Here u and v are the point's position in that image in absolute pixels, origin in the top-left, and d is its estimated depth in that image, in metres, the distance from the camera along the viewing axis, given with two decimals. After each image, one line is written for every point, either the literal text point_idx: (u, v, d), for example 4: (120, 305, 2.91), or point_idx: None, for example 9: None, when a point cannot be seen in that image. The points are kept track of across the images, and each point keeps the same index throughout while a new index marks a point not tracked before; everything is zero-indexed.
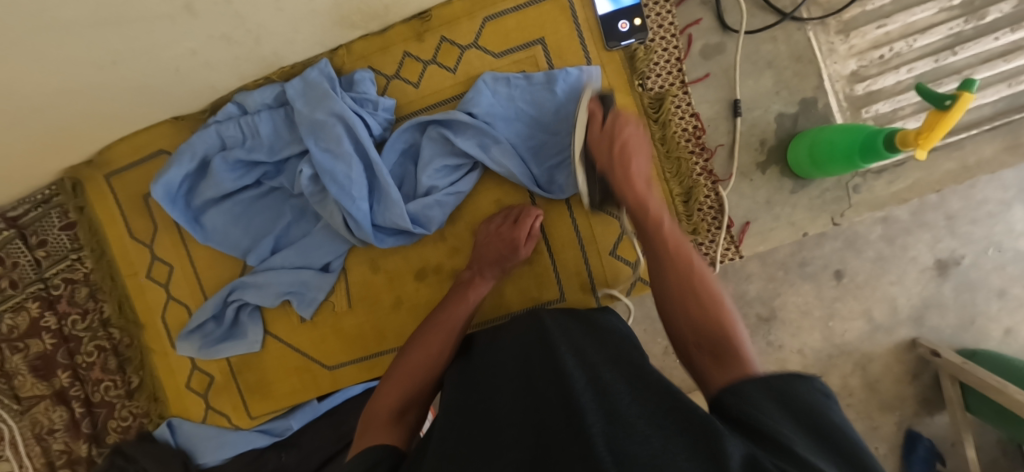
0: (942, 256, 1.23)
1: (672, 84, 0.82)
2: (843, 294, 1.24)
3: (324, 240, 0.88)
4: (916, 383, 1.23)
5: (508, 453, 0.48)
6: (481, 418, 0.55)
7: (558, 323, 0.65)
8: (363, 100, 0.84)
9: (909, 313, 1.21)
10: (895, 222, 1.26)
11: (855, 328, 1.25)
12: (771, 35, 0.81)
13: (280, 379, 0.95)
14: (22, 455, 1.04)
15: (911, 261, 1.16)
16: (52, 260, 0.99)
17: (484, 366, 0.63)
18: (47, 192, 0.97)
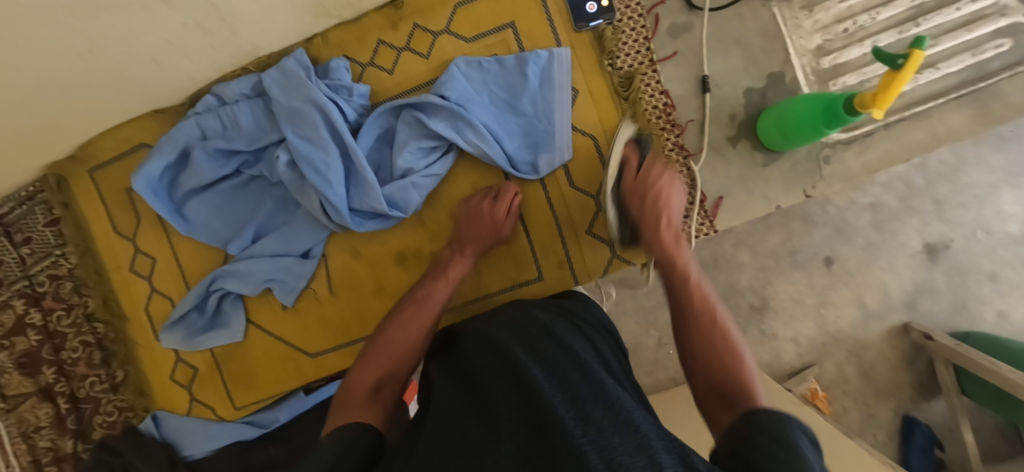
0: (932, 240, 1.31)
1: (641, 63, 0.83)
2: (835, 282, 1.33)
3: (304, 227, 0.89)
4: (912, 369, 1.34)
5: (503, 435, 0.48)
6: (473, 410, 0.54)
7: (546, 321, 0.67)
8: (338, 87, 0.85)
9: (900, 297, 1.33)
10: (883, 209, 1.30)
11: (848, 315, 1.34)
12: (736, 12, 0.83)
13: (264, 368, 0.96)
14: (8, 454, 1.03)
15: (901, 247, 1.31)
16: (37, 257, 1.00)
17: (471, 361, 0.62)
18: (31, 188, 0.98)
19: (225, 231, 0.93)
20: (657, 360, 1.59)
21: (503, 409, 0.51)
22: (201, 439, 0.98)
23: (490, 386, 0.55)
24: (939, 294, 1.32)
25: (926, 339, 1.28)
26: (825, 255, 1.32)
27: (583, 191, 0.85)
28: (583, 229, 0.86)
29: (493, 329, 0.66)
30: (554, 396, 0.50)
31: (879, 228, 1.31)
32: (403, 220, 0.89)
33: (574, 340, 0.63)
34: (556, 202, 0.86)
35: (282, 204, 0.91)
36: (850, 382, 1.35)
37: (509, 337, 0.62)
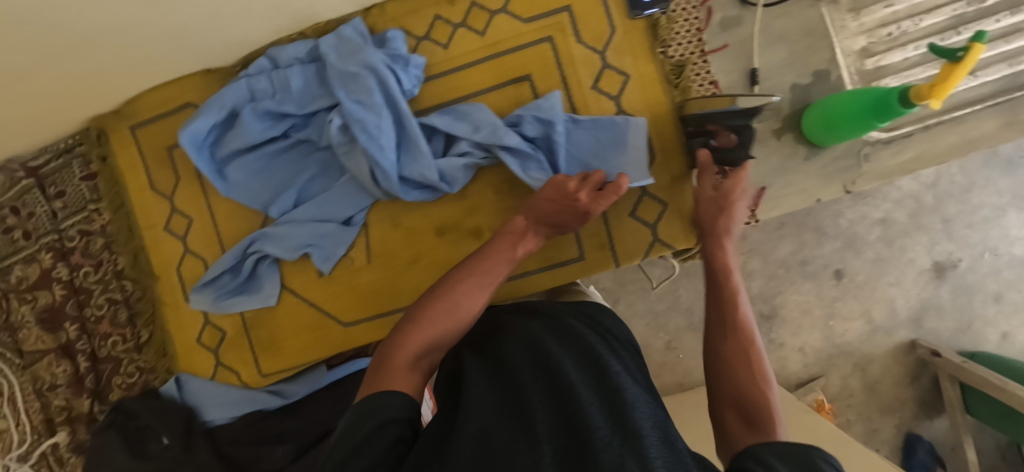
0: (940, 258, 1.34)
1: (692, 53, 0.85)
2: (844, 294, 1.35)
3: (347, 193, 0.89)
4: (917, 386, 1.36)
5: (541, 438, 0.47)
6: (510, 408, 0.52)
7: (580, 329, 0.66)
8: (395, 56, 0.85)
9: (907, 313, 1.36)
10: (893, 225, 1.33)
11: (856, 329, 1.36)
12: (785, 10, 0.84)
13: (292, 335, 0.95)
14: (20, 412, 1.02)
15: (910, 264, 1.34)
16: (70, 211, 1.00)
17: (504, 354, 0.61)
18: (69, 141, 0.98)
19: (265, 194, 0.92)
20: (665, 363, 1.60)
21: (538, 412, 0.50)
22: (225, 407, 0.97)
23: (526, 385, 0.54)
24: (945, 313, 1.35)
25: (933, 355, 1.30)
26: (836, 267, 1.34)
27: None
28: (626, 211, 0.87)
29: (526, 331, 0.65)
30: (596, 403, 0.49)
31: (889, 244, 1.33)
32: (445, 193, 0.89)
33: (606, 347, 0.62)
34: None
35: (326, 170, 0.91)
36: (854, 395, 1.37)
37: (545, 340, 0.61)
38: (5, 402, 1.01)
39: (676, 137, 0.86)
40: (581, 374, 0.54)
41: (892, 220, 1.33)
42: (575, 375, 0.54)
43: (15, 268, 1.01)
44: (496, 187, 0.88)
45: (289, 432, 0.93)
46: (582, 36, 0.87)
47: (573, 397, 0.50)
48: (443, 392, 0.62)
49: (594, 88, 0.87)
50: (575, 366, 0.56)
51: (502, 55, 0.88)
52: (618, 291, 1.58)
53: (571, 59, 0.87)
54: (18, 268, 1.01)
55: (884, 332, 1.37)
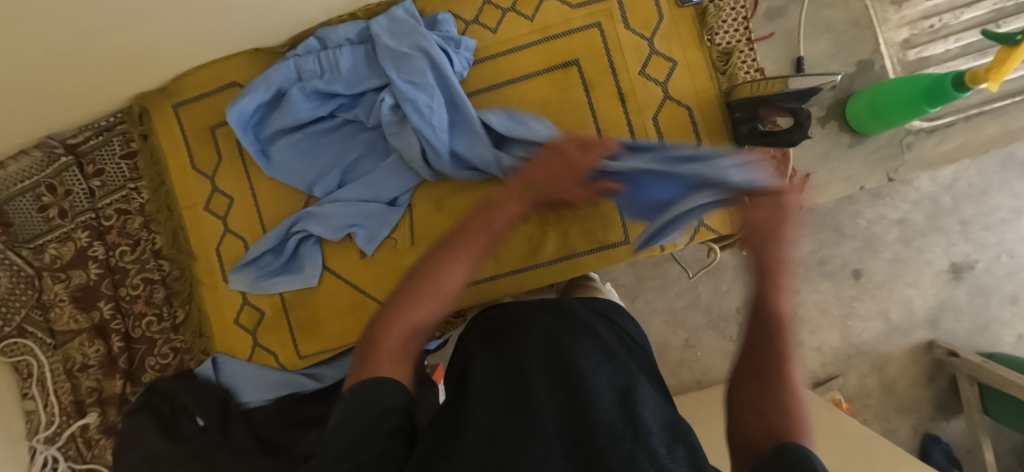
0: (957, 260, 1.33)
1: (739, 40, 0.86)
2: (862, 294, 1.35)
3: (392, 174, 0.89)
4: (933, 387, 1.34)
5: (548, 436, 0.48)
6: (519, 400, 0.53)
7: (583, 313, 0.67)
8: (447, 37, 0.87)
9: (924, 314, 1.34)
10: (911, 225, 1.31)
11: (873, 329, 1.35)
12: (830, 1, 0.86)
13: (332, 317, 0.95)
14: (49, 392, 1.01)
15: (926, 264, 1.34)
16: (108, 190, 0.99)
17: (513, 344, 0.61)
18: (111, 119, 0.98)
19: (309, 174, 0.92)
20: (682, 360, 1.51)
21: (549, 412, 0.51)
22: (263, 390, 0.96)
23: (534, 376, 0.55)
24: (961, 314, 1.34)
25: (950, 355, 1.29)
26: (854, 267, 1.34)
27: None
28: None
29: (534, 320, 0.65)
30: (607, 400, 0.51)
31: (906, 244, 1.32)
32: (493, 175, 0.89)
33: (614, 338, 0.63)
34: None
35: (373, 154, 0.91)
36: (871, 395, 1.35)
37: (554, 331, 0.61)
38: (35, 382, 1.00)
39: (723, 123, 0.87)
40: (583, 364, 0.56)
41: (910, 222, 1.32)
42: (581, 369, 0.55)
43: (50, 247, 1.00)
44: None
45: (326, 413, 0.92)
46: (630, 22, 0.88)
47: (585, 398, 0.51)
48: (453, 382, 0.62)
49: (641, 74, 0.88)
50: (576, 354, 0.57)
51: (552, 40, 0.89)
52: (636, 288, 1.51)
53: (619, 45, 0.88)
54: (53, 247, 1.00)
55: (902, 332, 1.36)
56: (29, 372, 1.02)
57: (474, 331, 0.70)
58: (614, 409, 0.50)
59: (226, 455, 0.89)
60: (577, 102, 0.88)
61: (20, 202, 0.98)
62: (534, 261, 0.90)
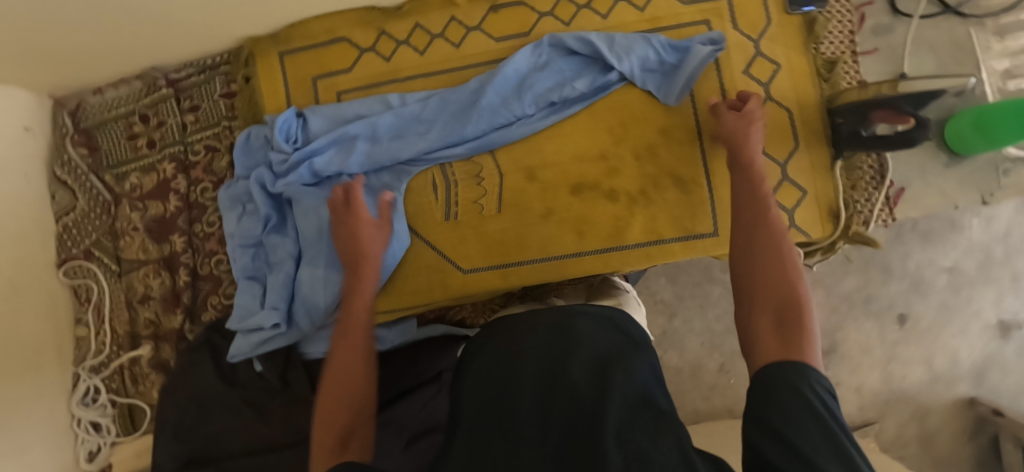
0: (1006, 316, 1.19)
1: (844, 52, 0.90)
2: (906, 339, 1.20)
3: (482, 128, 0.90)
4: (972, 445, 1.20)
5: (529, 450, 0.60)
6: (503, 408, 0.65)
7: (589, 325, 0.73)
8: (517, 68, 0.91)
9: (969, 367, 1.20)
10: (961, 274, 1.18)
11: (915, 375, 1.21)
12: (934, 23, 0.89)
13: (406, 275, 0.94)
14: (104, 321, 1.00)
15: (975, 316, 1.19)
16: (200, 127, 1.01)
17: (512, 355, 0.70)
18: (217, 59, 1.01)
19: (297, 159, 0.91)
20: (716, 386, 1.33)
21: (556, 420, 0.61)
22: (245, 348, 0.91)
23: (523, 388, 0.66)
24: (1009, 371, 1.19)
25: (993, 413, 1.16)
26: (900, 311, 1.20)
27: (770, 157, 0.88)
28: None
29: (535, 328, 0.73)
30: (595, 406, 0.60)
31: (955, 292, 1.19)
32: (586, 153, 0.90)
33: (598, 337, 0.71)
34: None
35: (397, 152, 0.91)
36: (909, 447, 1.21)
37: (550, 345, 0.70)
38: (91, 308, 0.99)
39: (822, 128, 0.88)
40: (569, 385, 0.64)
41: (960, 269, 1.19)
42: (568, 387, 0.64)
43: (132, 176, 1.02)
44: (638, 152, 0.90)
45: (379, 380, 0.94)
46: (738, 23, 0.90)
47: (588, 406, 0.61)
48: (458, 386, 0.73)
49: (745, 73, 0.89)
50: (567, 372, 0.65)
51: (661, 31, 0.91)
52: (676, 306, 1.33)
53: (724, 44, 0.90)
54: (135, 176, 1.02)
55: (944, 382, 1.20)
56: (86, 297, 1.00)
57: (474, 341, 0.78)
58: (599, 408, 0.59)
59: (280, 405, 0.90)
60: None
61: (112, 127, 1.02)
62: (619, 243, 0.89)
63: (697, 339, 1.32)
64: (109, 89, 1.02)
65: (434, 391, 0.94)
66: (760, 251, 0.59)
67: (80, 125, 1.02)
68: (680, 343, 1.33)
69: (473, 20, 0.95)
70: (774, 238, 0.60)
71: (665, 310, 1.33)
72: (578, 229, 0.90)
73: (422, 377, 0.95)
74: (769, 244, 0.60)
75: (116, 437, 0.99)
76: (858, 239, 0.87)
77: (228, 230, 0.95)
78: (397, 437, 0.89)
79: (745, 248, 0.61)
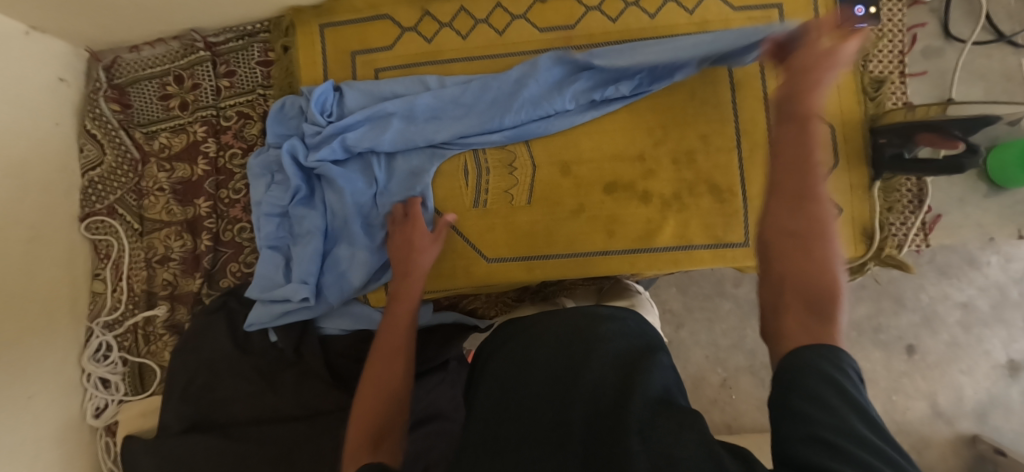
0: (1015, 357, 1.15)
1: (893, 72, 0.88)
2: (913, 371, 1.18)
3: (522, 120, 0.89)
4: None
5: (547, 457, 0.58)
6: (522, 414, 0.63)
7: (609, 328, 0.69)
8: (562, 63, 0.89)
9: (972, 405, 1.16)
10: (974, 311, 1.16)
11: (918, 408, 1.17)
12: (987, 52, 0.88)
13: (430, 260, 0.93)
14: (121, 278, 0.99)
15: (984, 356, 1.16)
16: (234, 93, 1.01)
17: (529, 360, 0.68)
18: (257, 26, 1.00)
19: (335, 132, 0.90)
20: (717, 400, 1.26)
21: (574, 420, 0.59)
22: (266, 317, 0.90)
23: (541, 394, 0.64)
24: (1012, 413, 1.15)
25: (994, 452, 1.10)
26: (908, 342, 1.18)
27: None
28: None
29: (550, 333, 0.71)
30: (617, 408, 0.58)
31: (966, 330, 1.16)
32: (623, 153, 0.90)
33: (619, 339, 0.67)
34: None
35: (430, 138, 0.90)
36: None
37: (567, 348, 0.67)
38: (109, 264, 0.98)
39: (864, 146, 0.86)
40: (587, 390, 0.61)
41: (974, 305, 1.16)
42: (586, 391, 0.61)
43: (161, 136, 1.01)
44: (676, 156, 0.89)
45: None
46: None
47: (609, 408, 0.59)
48: (477, 385, 0.71)
49: None
50: (585, 376, 0.63)
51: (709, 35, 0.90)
52: (683, 317, 1.28)
53: None
54: (164, 136, 1.01)
55: (945, 418, 1.16)
56: (106, 253, 0.99)
57: (494, 340, 0.76)
58: (622, 411, 0.57)
59: (292, 377, 0.89)
60: (722, 98, 0.89)
61: (146, 85, 1.01)
62: (648, 246, 0.89)
63: (702, 352, 1.27)
64: (146, 47, 1.01)
65: (439, 379, 0.93)
66: (786, 214, 0.51)
67: (113, 80, 1.01)
68: (685, 355, 1.28)
69: (520, 7, 0.94)
70: (803, 196, 0.51)
71: (673, 320, 1.28)
72: (608, 228, 0.89)
73: (431, 364, 0.94)
74: (802, 204, 0.50)
75: (124, 395, 0.98)
76: (891, 260, 0.87)
77: (256, 197, 0.94)
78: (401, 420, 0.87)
79: (786, 228, 0.50)
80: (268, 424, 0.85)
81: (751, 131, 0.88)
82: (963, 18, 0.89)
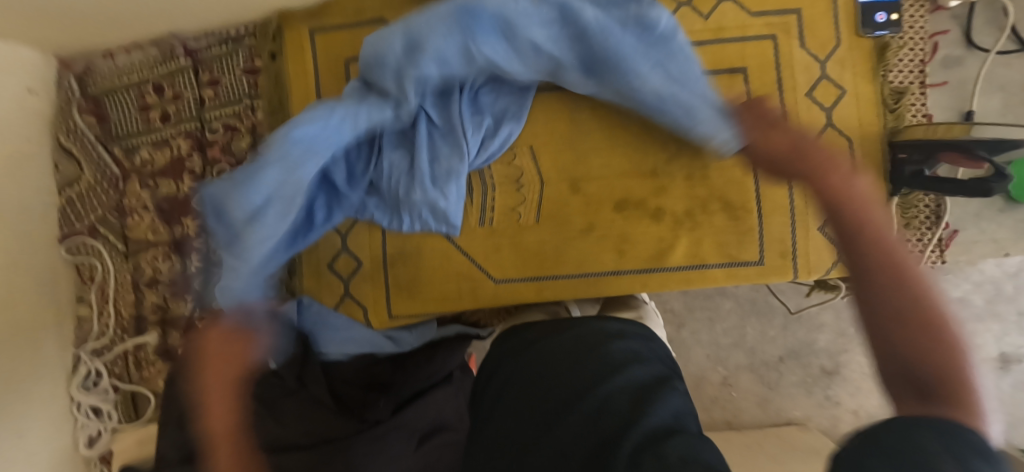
0: (1007, 350, 1.16)
1: (912, 82, 0.85)
2: None
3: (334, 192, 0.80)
4: None
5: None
6: (519, 429, 0.62)
7: (617, 348, 0.67)
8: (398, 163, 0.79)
9: None
10: (967, 306, 1.16)
11: None
12: (1008, 60, 0.86)
13: (433, 282, 0.91)
14: (106, 303, 0.94)
15: (977, 350, 1.17)
16: (220, 103, 0.94)
17: (535, 370, 0.67)
18: (242, 31, 0.93)
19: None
20: (718, 399, 1.27)
21: (571, 439, 0.57)
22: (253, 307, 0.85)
23: (539, 406, 0.63)
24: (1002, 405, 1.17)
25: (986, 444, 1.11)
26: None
27: None
28: (815, 224, 0.85)
29: (558, 347, 0.69)
30: (618, 434, 0.55)
31: None
32: (635, 169, 0.86)
33: (626, 359, 0.65)
34: (796, 191, 0.85)
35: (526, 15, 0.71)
36: None
37: (574, 361, 0.66)
38: (93, 289, 0.93)
39: (882, 162, 0.84)
40: (588, 411, 0.59)
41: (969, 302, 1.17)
42: (587, 412, 0.59)
43: (142, 150, 0.95)
44: (689, 172, 0.85)
45: (394, 382, 0.87)
46: (807, 42, 0.85)
47: (610, 425, 0.57)
48: (486, 389, 0.72)
49: (808, 96, 0.85)
50: (587, 396, 0.60)
51: (724, 43, 0.85)
52: (685, 316, 1.26)
53: (791, 63, 0.85)
54: (146, 151, 0.95)
55: None
56: (90, 276, 0.94)
57: (507, 347, 0.77)
58: (621, 433, 0.55)
59: (295, 405, 0.83)
60: (736, 111, 0.85)
61: (122, 95, 0.95)
62: (661, 265, 0.86)
63: (703, 351, 1.26)
64: (120, 54, 0.94)
65: (447, 393, 0.89)
66: (875, 293, 0.45)
67: (86, 90, 0.94)
68: (686, 354, 1.26)
69: None
70: (883, 266, 0.46)
71: (674, 320, 1.27)
72: (618, 248, 0.86)
73: (436, 378, 0.90)
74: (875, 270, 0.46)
75: (117, 424, 0.94)
76: None
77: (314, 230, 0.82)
78: (410, 441, 0.82)
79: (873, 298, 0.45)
80: (277, 453, 0.80)
81: None
82: (985, 25, 0.86)
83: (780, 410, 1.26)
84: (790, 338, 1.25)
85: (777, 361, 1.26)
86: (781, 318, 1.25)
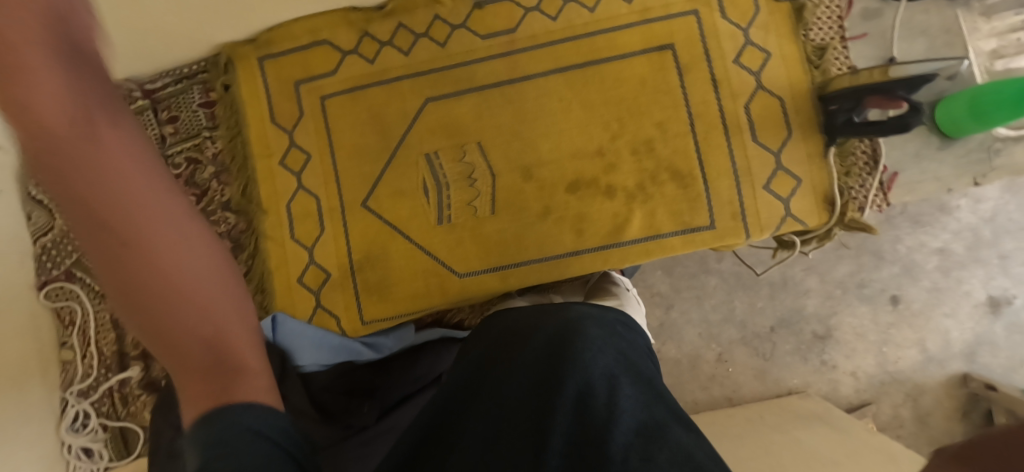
0: (995, 293, 1.14)
1: (833, 38, 0.89)
2: (899, 321, 1.16)
3: None
4: (968, 423, 1.14)
5: None
6: (494, 425, 0.58)
7: (596, 332, 0.63)
8: None
9: (960, 347, 1.15)
10: (950, 256, 1.14)
11: (909, 357, 1.16)
12: (924, 8, 0.89)
13: (403, 281, 0.93)
14: (89, 343, 0.96)
15: (965, 297, 1.14)
16: (180, 138, 0.98)
17: (512, 358, 0.63)
18: (195, 67, 0.97)
19: None
20: (715, 376, 1.19)
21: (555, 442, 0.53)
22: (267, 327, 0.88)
23: (518, 402, 0.58)
24: (999, 349, 1.14)
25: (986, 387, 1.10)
26: (893, 293, 1.15)
27: (765, 146, 0.88)
28: (760, 184, 0.88)
29: (537, 332, 0.65)
30: (599, 430, 0.53)
31: (945, 274, 1.14)
32: (582, 150, 0.89)
33: (605, 342, 0.62)
34: (738, 154, 0.88)
35: None
36: (905, 427, 1.15)
37: (553, 348, 0.62)
38: (75, 331, 0.96)
39: (816, 116, 0.88)
40: (572, 406, 0.55)
41: (949, 250, 1.14)
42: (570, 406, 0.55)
43: None
44: (635, 146, 0.88)
45: (377, 388, 0.86)
46: (728, 12, 0.89)
47: (592, 422, 0.54)
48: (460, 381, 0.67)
49: (736, 62, 0.89)
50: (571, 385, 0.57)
51: (651, 23, 0.89)
52: (673, 298, 1.20)
53: (715, 33, 0.89)
54: None
55: (937, 361, 1.15)
56: (70, 319, 0.96)
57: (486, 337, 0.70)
58: (603, 431, 0.52)
59: None
60: (671, 84, 0.88)
61: None
62: (618, 240, 0.89)
63: (695, 330, 1.19)
64: None
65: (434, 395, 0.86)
66: None
67: None
68: (678, 335, 1.19)
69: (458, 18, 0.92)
70: None
71: (662, 303, 1.20)
72: (576, 228, 0.90)
73: (423, 382, 0.87)
74: None
75: (108, 461, 0.95)
76: (855, 225, 0.88)
77: None
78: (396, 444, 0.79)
79: None
80: None
81: (704, 113, 0.88)
82: None
83: (779, 380, 1.19)
84: (779, 307, 1.19)
85: (769, 332, 1.19)
86: (766, 288, 1.19)
